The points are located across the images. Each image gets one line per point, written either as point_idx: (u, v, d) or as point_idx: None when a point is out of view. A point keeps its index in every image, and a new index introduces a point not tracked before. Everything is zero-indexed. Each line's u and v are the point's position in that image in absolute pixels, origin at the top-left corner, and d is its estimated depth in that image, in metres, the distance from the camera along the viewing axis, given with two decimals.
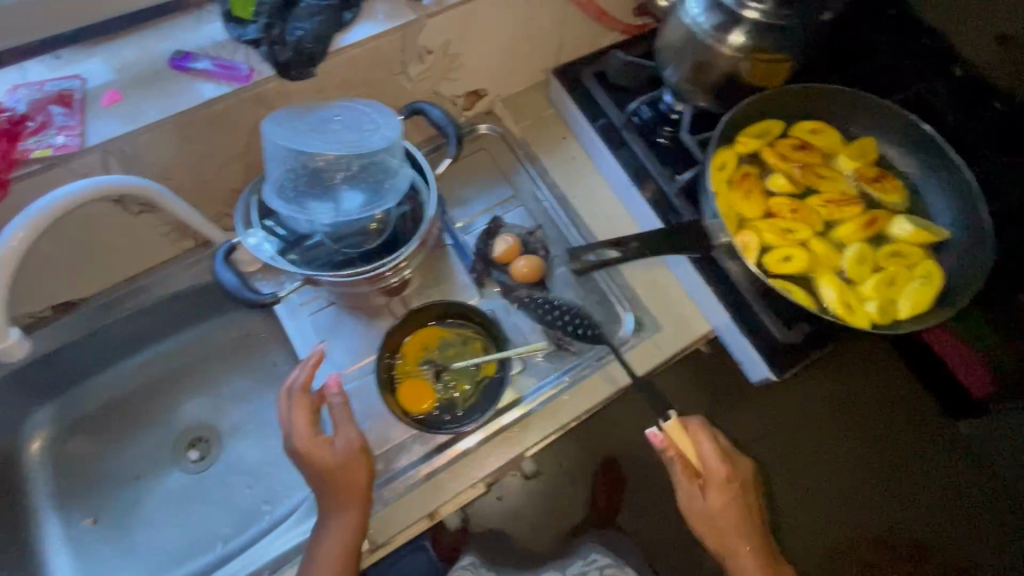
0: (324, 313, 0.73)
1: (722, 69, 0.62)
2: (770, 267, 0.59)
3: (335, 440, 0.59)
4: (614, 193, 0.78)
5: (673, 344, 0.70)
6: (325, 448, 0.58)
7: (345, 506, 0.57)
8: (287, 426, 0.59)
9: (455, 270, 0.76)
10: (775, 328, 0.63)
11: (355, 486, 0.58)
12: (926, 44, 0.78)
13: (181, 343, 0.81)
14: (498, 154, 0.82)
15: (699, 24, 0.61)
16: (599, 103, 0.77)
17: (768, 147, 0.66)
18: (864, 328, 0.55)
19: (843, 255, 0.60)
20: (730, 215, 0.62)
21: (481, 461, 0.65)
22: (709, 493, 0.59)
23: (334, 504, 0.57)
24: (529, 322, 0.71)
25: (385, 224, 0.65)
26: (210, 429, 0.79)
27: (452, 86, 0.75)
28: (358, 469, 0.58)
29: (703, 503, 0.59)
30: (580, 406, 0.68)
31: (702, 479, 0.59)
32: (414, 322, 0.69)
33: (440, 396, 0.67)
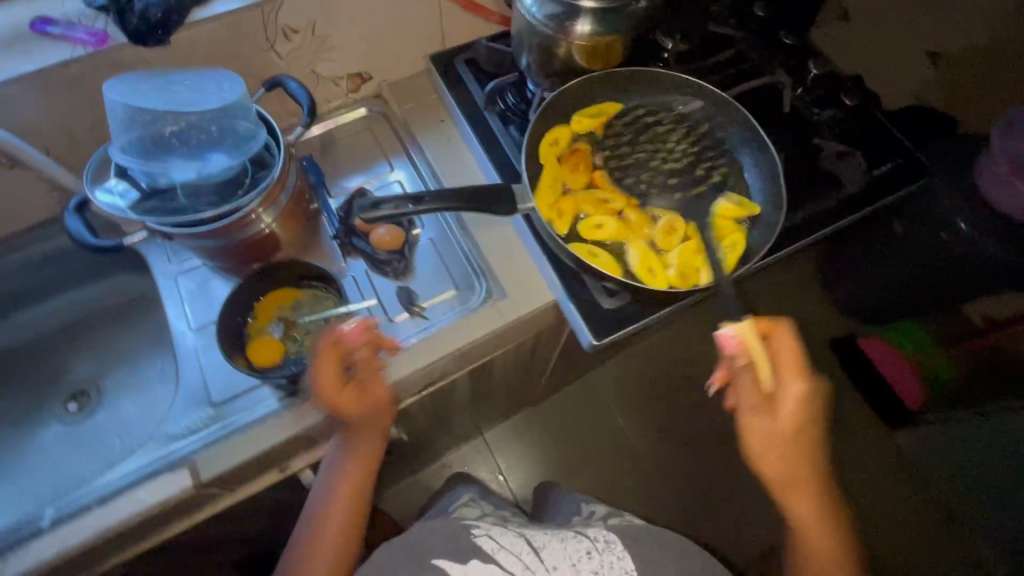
0: (194, 274, 0.78)
1: (552, 50, 0.67)
2: (582, 233, 0.65)
3: (349, 383, 0.66)
4: (478, 165, 0.82)
5: (515, 311, 0.73)
6: (349, 395, 0.64)
7: (357, 446, 0.69)
8: (317, 380, 0.64)
9: (324, 238, 0.82)
10: (602, 298, 0.66)
11: (377, 424, 0.69)
12: (786, 43, 0.86)
13: (69, 302, 0.85)
14: (380, 135, 0.88)
15: (535, 14, 0.66)
16: (466, 85, 0.82)
17: (603, 126, 0.72)
18: (657, 289, 0.61)
19: (654, 225, 0.66)
20: (552, 187, 0.68)
21: (317, 413, 0.68)
22: (785, 417, 0.56)
23: (350, 444, 0.69)
24: (385, 287, 0.77)
25: (241, 179, 0.68)
26: (94, 384, 0.85)
27: (330, 67, 0.80)
28: (381, 414, 0.68)
29: (760, 427, 0.58)
30: (416, 363, 0.71)
31: (783, 404, 0.56)
32: (271, 283, 0.74)
33: (290, 351, 0.72)
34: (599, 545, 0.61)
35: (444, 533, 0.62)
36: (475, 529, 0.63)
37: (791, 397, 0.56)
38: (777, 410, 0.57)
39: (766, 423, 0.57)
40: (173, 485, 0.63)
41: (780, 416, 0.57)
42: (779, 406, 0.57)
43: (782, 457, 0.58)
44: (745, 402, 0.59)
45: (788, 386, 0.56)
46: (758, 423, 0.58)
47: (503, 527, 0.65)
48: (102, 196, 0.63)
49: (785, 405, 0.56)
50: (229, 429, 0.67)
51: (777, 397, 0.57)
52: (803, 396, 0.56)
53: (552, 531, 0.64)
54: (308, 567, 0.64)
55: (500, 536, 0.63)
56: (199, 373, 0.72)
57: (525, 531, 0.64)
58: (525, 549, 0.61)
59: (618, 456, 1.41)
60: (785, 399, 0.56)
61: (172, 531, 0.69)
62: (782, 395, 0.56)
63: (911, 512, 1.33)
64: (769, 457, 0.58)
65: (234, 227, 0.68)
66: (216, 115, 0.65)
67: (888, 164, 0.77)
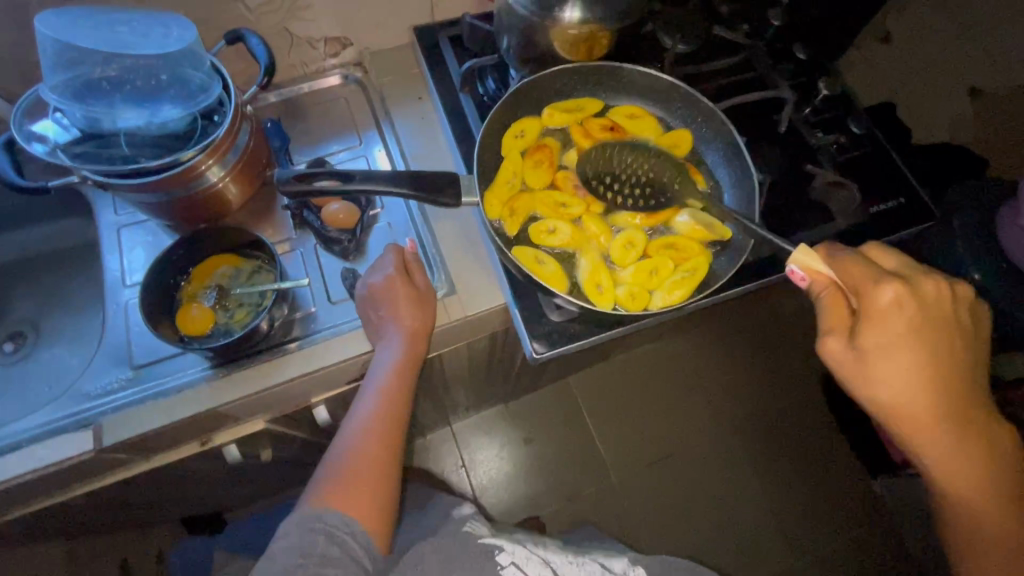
0: (136, 227, 0.75)
1: (528, 35, 0.62)
2: (533, 236, 0.63)
3: (415, 282, 0.67)
4: (449, 149, 0.77)
5: (461, 311, 0.69)
6: (409, 284, 0.65)
7: (400, 347, 0.64)
8: (373, 277, 0.66)
9: (278, 206, 0.77)
10: (548, 310, 0.64)
11: (421, 319, 0.65)
12: (799, 59, 0.79)
13: (18, 239, 0.83)
14: (355, 105, 0.84)
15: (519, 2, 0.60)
16: (446, 65, 0.78)
17: (576, 124, 0.68)
18: (601, 306, 0.59)
19: (611, 237, 0.63)
20: (513, 182, 0.65)
21: (238, 391, 0.65)
22: (899, 336, 0.52)
23: (387, 339, 0.64)
24: (332, 266, 0.73)
25: (189, 135, 0.64)
26: (31, 326, 0.82)
27: (306, 27, 0.76)
28: (423, 307, 0.65)
29: (876, 357, 0.53)
30: (350, 351, 0.68)
31: (881, 324, 0.52)
32: (211, 246, 0.71)
33: (221, 320, 0.69)
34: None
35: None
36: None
37: (885, 315, 0.52)
38: (886, 330, 0.52)
39: (869, 350, 0.53)
40: (75, 446, 0.61)
41: (907, 341, 0.52)
42: (875, 333, 0.52)
43: (900, 381, 0.53)
44: (826, 335, 0.55)
45: (891, 302, 0.52)
46: (872, 358, 0.53)
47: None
48: (35, 130, 0.60)
49: (886, 325, 0.52)
50: (147, 394, 0.65)
51: (868, 323, 0.52)
52: (908, 302, 0.52)
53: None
54: (342, 480, 0.59)
55: (526, 564, 0.59)
56: (125, 330, 0.69)
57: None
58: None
59: (582, 463, 1.36)
60: (909, 313, 0.52)
61: (88, 488, 0.68)
62: (872, 316, 0.52)
63: (877, 552, 1.29)
64: (885, 383, 0.53)
65: (173, 182, 0.62)
66: (164, 61, 0.61)
67: (888, 202, 0.72)
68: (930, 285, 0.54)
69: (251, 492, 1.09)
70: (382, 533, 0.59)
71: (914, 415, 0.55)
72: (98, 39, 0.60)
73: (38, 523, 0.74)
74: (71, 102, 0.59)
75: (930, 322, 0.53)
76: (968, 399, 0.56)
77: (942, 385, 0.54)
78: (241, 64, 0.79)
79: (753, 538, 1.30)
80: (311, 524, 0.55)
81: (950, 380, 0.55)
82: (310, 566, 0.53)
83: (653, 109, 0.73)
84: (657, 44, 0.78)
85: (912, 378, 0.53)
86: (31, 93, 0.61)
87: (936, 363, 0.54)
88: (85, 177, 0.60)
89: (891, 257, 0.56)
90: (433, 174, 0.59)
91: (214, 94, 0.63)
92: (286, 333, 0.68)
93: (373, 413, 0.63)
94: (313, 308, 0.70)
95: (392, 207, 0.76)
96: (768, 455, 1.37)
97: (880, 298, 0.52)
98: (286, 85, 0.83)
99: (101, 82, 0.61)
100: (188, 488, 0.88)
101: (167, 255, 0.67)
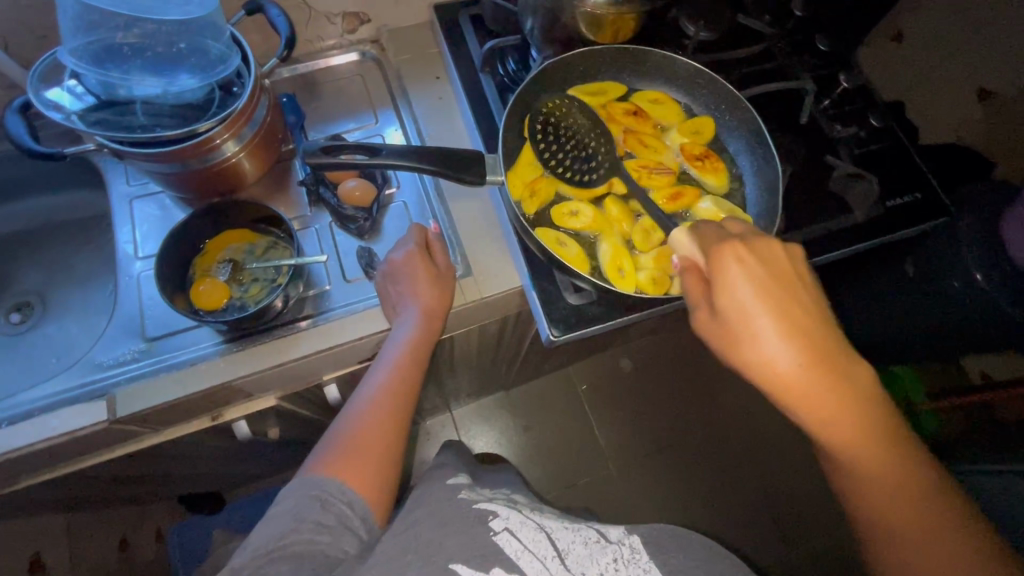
0: (148, 200, 0.74)
1: (556, 15, 0.62)
2: (554, 216, 0.63)
3: (436, 261, 0.67)
4: (467, 130, 0.76)
5: (478, 293, 0.69)
6: (430, 262, 0.65)
7: (418, 323, 0.64)
8: (395, 254, 0.66)
9: (293, 183, 0.76)
10: (567, 291, 0.64)
11: (440, 298, 0.65)
12: (820, 51, 0.79)
13: (27, 209, 0.82)
14: (371, 83, 0.82)
15: None
16: (467, 45, 0.77)
17: (600, 108, 0.69)
18: (623, 290, 0.59)
19: (633, 222, 0.64)
20: (536, 162, 0.65)
21: (251, 365, 0.64)
22: (751, 299, 0.46)
23: (407, 314, 0.64)
24: (347, 245, 0.72)
25: (208, 106, 0.63)
26: (38, 296, 0.81)
27: (325, 1, 0.74)
28: (443, 287, 0.65)
29: (741, 320, 0.47)
30: (364, 329, 0.68)
31: (728, 283, 0.47)
32: (227, 220, 0.70)
33: (235, 295, 0.68)
34: (625, 552, 0.52)
35: (454, 525, 0.51)
36: (493, 522, 0.52)
37: (731, 278, 0.47)
38: (738, 293, 0.47)
39: (731, 314, 0.47)
40: (88, 416, 0.60)
41: (762, 300, 0.47)
42: (732, 293, 0.47)
43: (770, 345, 0.47)
44: (696, 310, 0.51)
45: (736, 262, 0.47)
46: (737, 321, 0.47)
47: (521, 517, 0.54)
48: (49, 96, 0.59)
49: (735, 285, 0.47)
50: (161, 366, 0.64)
51: (718, 284, 0.47)
52: (751, 261, 0.47)
53: (568, 525, 0.56)
54: (341, 452, 0.58)
55: (521, 530, 0.52)
56: (136, 302, 0.68)
57: (545, 524, 0.55)
58: (549, 549, 0.51)
59: (581, 452, 1.37)
60: (754, 269, 0.47)
61: (97, 459, 0.68)
62: (722, 281, 0.47)
63: None
64: (762, 348, 0.47)
65: (189, 153, 0.61)
66: (185, 28, 0.60)
67: (903, 197, 0.72)
68: (776, 249, 0.49)
69: (252, 472, 1.09)
70: (381, 507, 0.58)
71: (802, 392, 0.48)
72: (120, 3, 0.59)
73: (43, 494, 0.73)
74: (90, 68, 0.58)
75: (779, 281, 0.48)
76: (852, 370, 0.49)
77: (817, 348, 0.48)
78: (258, 37, 0.77)
79: (746, 530, 1.31)
80: (307, 491, 0.54)
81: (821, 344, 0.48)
82: (305, 531, 0.50)
83: (676, 96, 0.73)
84: (680, 31, 0.77)
85: (783, 346, 0.47)
86: (48, 56, 0.59)
87: (800, 325, 0.48)
88: (100, 145, 0.59)
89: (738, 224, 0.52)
90: (457, 151, 0.58)
91: (234, 65, 0.61)
92: (300, 310, 0.68)
93: (384, 388, 0.63)
94: (327, 285, 0.70)
95: (409, 186, 0.75)
96: (764, 449, 1.38)
97: (725, 261, 0.47)
98: (302, 61, 0.82)
99: (122, 47, 0.61)
100: (191, 465, 0.87)
101: (182, 227, 0.66)
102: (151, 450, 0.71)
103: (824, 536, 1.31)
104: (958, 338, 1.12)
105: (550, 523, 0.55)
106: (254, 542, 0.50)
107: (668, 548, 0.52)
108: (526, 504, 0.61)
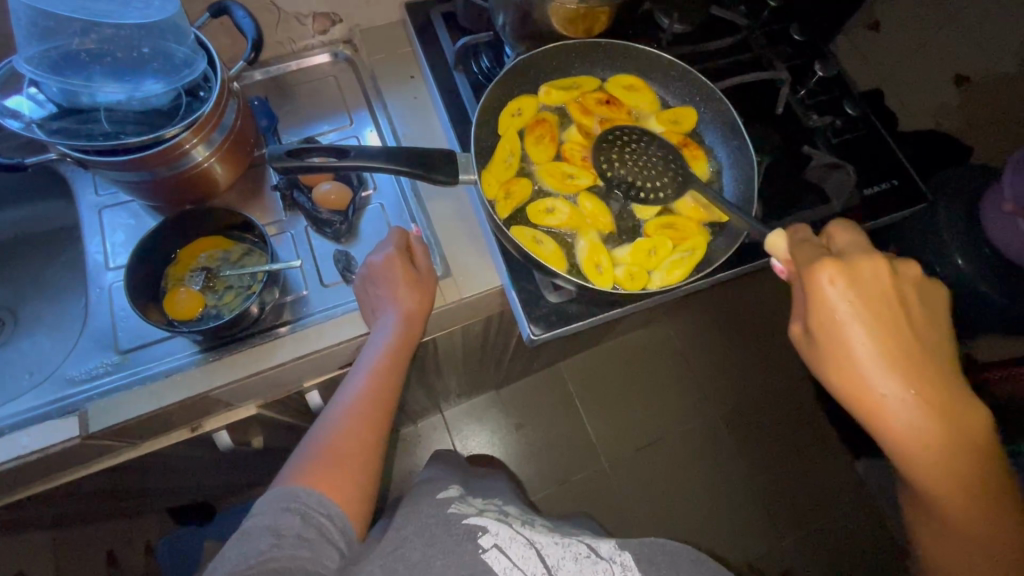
0: (119, 209, 0.72)
1: (529, 12, 0.61)
2: (528, 215, 0.63)
3: (417, 263, 0.66)
4: (442, 127, 0.75)
5: (457, 294, 0.68)
6: (411, 265, 0.65)
7: (398, 327, 0.63)
8: (374, 257, 0.65)
9: (268, 188, 0.74)
10: (547, 290, 0.63)
11: (421, 301, 0.64)
12: (795, 41, 0.79)
13: None
14: (345, 84, 0.81)
15: None
16: (440, 43, 0.76)
17: (574, 101, 0.69)
18: (602, 288, 0.59)
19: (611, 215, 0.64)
20: (511, 159, 0.64)
21: (228, 374, 0.63)
22: (849, 317, 0.47)
23: (386, 318, 0.63)
24: (325, 249, 0.71)
25: (174, 112, 0.61)
26: (10, 312, 0.79)
27: (293, 2, 0.73)
28: (423, 289, 0.65)
29: (833, 340, 0.49)
30: (343, 335, 0.67)
31: (825, 308, 0.48)
32: (200, 226, 0.69)
33: (211, 304, 0.67)
34: (616, 569, 0.52)
35: (442, 545, 0.51)
36: (482, 539, 0.52)
37: (827, 299, 0.48)
38: (834, 312, 0.48)
39: (825, 337, 0.49)
40: (60, 433, 0.59)
41: (858, 321, 0.47)
42: (824, 318, 0.48)
43: (867, 371, 0.48)
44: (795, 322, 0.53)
45: (831, 281, 0.47)
46: (829, 342, 0.49)
47: (511, 534, 0.54)
48: (7, 105, 0.57)
49: (833, 309, 0.48)
50: (135, 379, 0.63)
51: (818, 311, 0.48)
52: (852, 283, 0.47)
53: (559, 540, 0.56)
54: (321, 460, 0.57)
55: (510, 546, 0.52)
56: (109, 315, 0.67)
57: (535, 540, 0.54)
58: (538, 566, 0.51)
59: (573, 449, 1.37)
60: (855, 292, 0.47)
61: (74, 476, 0.67)
62: (822, 302, 0.48)
63: (862, 531, 1.32)
64: (850, 361, 0.49)
65: (156, 160, 0.59)
66: (145, 32, 0.59)
67: (881, 184, 0.72)
68: (835, 266, 0.47)
69: (241, 481, 1.08)
70: (360, 520, 0.57)
71: (904, 420, 0.49)
72: (76, 7, 0.57)
73: (21, 514, 0.72)
74: (48, 75, 0.56)
75: (880, 301, 0.48)
76: (945, 394, 0.49)
77: (917, 376, 0.48)
78: (226, 39, 0.76)
79: (739, 520, 1.32)
80: (285, 503, 0.53)
81: (943, 370, 0.50)
82: (283, 545, 0.49)
83: (652, 86, 0.73)
84: (654, 24, 0.77)
85: (869, 361, 0.48)
86: (4, 65, 0.58)
87: (909, 357, 0.48)
88: (63, 155, 0.57)
89: (845, 236, 0.51)
90: (430, 151, 0.57)
91: (198, 70, 0.60)
92: (277, 317, 0.67)
93: (364, 393, 0.62)
94: (304, 291, 0.69)
95: (385, 187, 0.74)
96: (755, 438, 1.39)
97: (820, 282, 0.47)
98: (274, 62, 0.81)
99: (81, 53, 0.59)
100: (176, 477, 0.86)
101: (154, 237, 0.65)
102: (130, 464, 0.69)
103: (818, 524, 1.32)
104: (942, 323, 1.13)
105: (541, 540, 0.55)
106: (231, 556, 0.49)
107: (659, 565, 0.53)
108: (518, 517, 0.61)
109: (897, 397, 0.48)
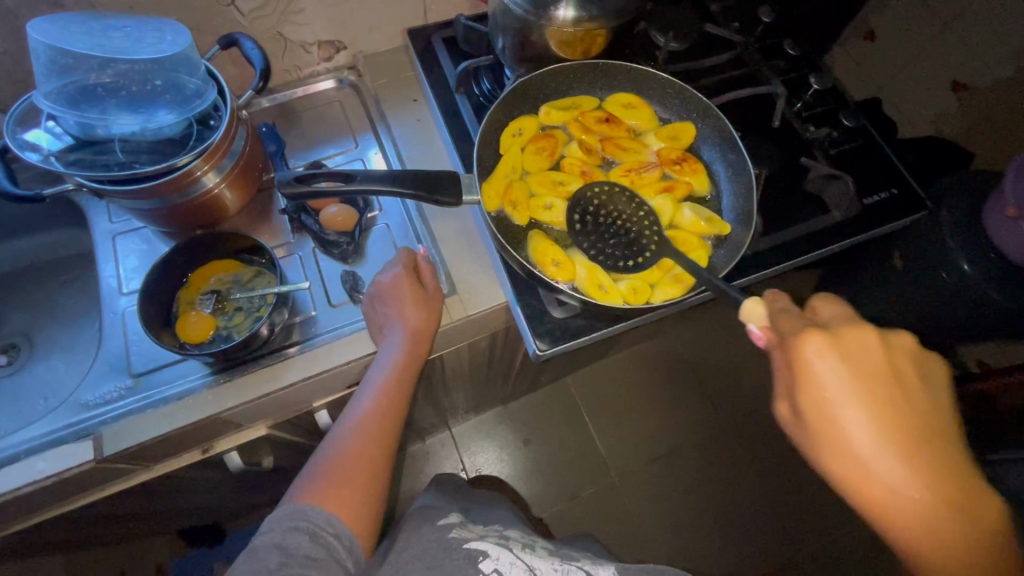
0: (132, 236, 0.74)
1: (527, 37, 0.63)
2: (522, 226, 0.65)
3: (425, 281, 0.67)
4: (444, 147, 0.77)
5: (463, 312, 0.69)
6: (419, 282, 0.66)
7: (404, 342, 0.64)
8: (385, 276, 0.66)
9: (276, 212, 0.76)
10: (551, 307, 0.64)
11: (428, 321, 0.65)
12: (790, 54, 0.81)
13: (11, 251, 0.83)
14: (350, 109, 0.84)
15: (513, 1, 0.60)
16: (441, 66, 0.79)
17: (574, 121, 0.71)
18: (607, 304, 0.59)
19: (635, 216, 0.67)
20: (512, 175, 0.67)
21: (239, 394, 0.64)
22: (839, 396, 0.40)
23: (397, 332, 0.64)
24: (333, 270, 0.72)
25: (185, 141, 0.63)
26: (25, 338, 0.81)
27: (300, 31, 0.75)
28: (430, 308, 0.65)
29: (825, 421, 0.41)
30: (352, 353, 0.68)
31: (815, 385, 0.40)
32: (210, 251, 0.71)
33: (223, 325, 0.68)
34: None
35: (442, 567, 0.51)
36: (482, 564, 0.52)
37: (816, 377, 0.40)
38: (824, 390, 0.40)
39: (814, 417, 0.41)
40: (75, 457, 0.60)
41: (849, 403, 0.40)
42: (812, 394, 0.40)
43: (861, 458, 0.40)
44: (780, 397, 0.45)
45: (819, 356, 0.40)
46: (820, 424, 0.41)
47: (511, 558, 0.54)
48: (27, 139, 0.59)
49: (824, 387, 0.40)
50: (148, 402, 0.64)
51: (805, 386, 0.41)
52: (840, 356, 0.40)
53: (559, 566, 0.56)
54: (326, 480, 0.57)
55: (509, 570, 0.52)
56: (122, 338, 0.68)
57: (534, 566, 0.54)
58: None
59: (582, 464, 1.36)
60: (842, 366, 0.40)
61: (86, 500, 0.67)
62: (806, 378, 0.40)
63: (876, 542, 1.29)
64: (847, 451, 0.41)
65: (168, 187, 0.61)
66: (158, 66, 0.61)
67: (881, 194, 0.73)
68: (820, 340, 0.40)
69: (251, 502, 1.08)
70: (366, 539, 0.57)
71: (914, 522, 0.41)
72: (93, 45, 0.59)
73: (36, 538, 0.72)
74: (66, 109, 0.58)
75: (877, 381, 0.41)
76: (954, 482, 0.41)
77: (931, 466, 0.40)
78: (235, 69, 0.79)
79: (752, 533, 1.30)
80: (295, 522, 0.53)
81: (948, 443, 0.42)
82: (294, 565, 0.49)
83: (651, 103, 0.74)
84: (650, 42, 0.79)
85: (871, 445, 0.40)
86: (24, 100, 0.60)
87: (914, 444, 0.40)
88: (80, 185, 0.59)
89: (828, 309, 0.45)
90: (433, 173, 0.59)
91: (210, 100, 0.62)
92: (287, 338, 0.68)
93: (370, 413, 0.62)
94: (313, 311, 0.70)
95: (391, 207, 0.76)
96: (765, 450, 1.38)
97: (807, 357, 0.40)
98: (281, 90, 0.83)
99: (97, 87, 0.61)
100: (189, 499, 0.87)
101: (167, 262, 0.66)
102: (142, 486, 0.70)
103: (830, 534, 1.30)
104: (952, 329, 1.12)
105: (541, 565, 0.55)
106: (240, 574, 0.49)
107: None
108: (517, 541, 0.61)
109: (906, 492, 0.40)
